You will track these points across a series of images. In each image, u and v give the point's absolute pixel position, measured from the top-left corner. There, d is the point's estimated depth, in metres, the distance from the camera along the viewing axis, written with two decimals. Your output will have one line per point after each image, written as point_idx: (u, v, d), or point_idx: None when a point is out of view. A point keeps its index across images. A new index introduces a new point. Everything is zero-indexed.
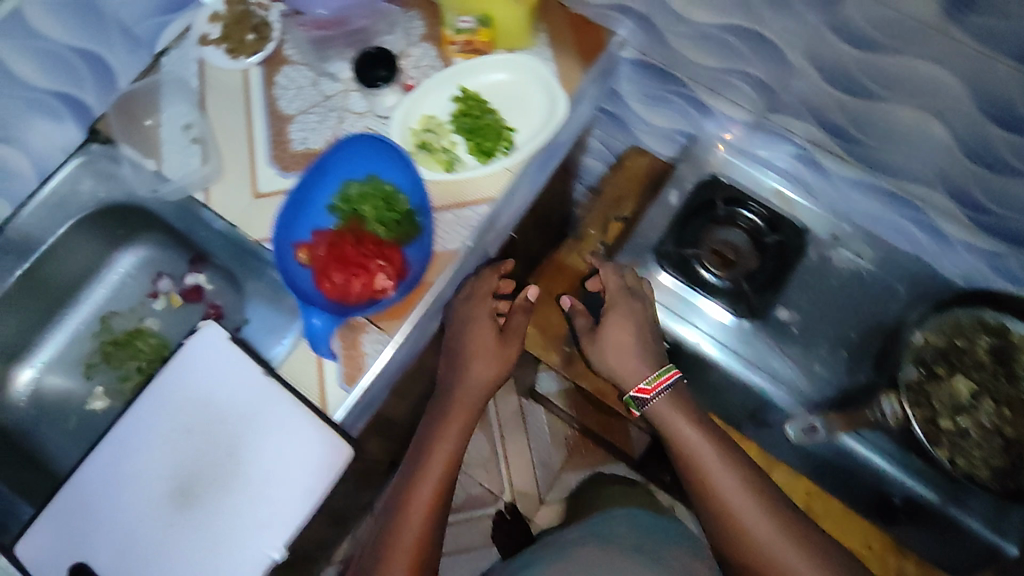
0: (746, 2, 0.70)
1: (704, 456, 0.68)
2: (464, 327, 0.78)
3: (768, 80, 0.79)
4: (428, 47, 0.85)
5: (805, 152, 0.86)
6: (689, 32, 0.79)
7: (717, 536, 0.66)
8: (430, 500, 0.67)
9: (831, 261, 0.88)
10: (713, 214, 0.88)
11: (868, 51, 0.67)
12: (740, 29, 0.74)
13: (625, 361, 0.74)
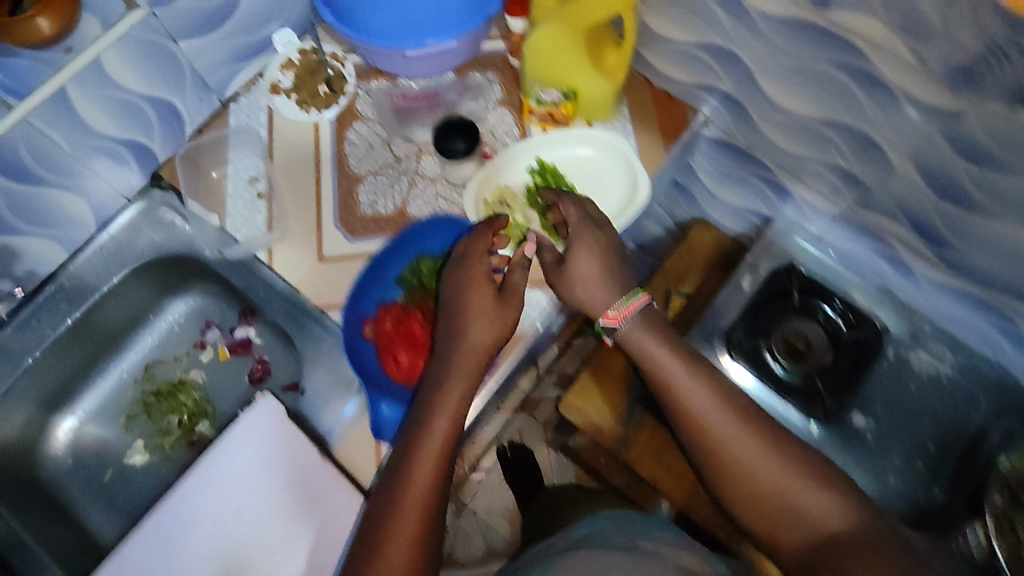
0: (855, 103, 0.66)
1: (696, 403, 0.61)
2: (460, 290, 0.64)
3: (862, 177, 0.75)
4: (506, 112, 0.83)
5: (891, 249, 0.81)
6: (782, 120, 0.75)
7: (705, 468, 0.61)
8: (439, 450, 0.58)
9: (911, 364, 0.83)
10: (789, 304, 0.86)
11: (983, 164, 0.62)
12: (841, 125, 0.69)
13: (593, 292, 0.66)
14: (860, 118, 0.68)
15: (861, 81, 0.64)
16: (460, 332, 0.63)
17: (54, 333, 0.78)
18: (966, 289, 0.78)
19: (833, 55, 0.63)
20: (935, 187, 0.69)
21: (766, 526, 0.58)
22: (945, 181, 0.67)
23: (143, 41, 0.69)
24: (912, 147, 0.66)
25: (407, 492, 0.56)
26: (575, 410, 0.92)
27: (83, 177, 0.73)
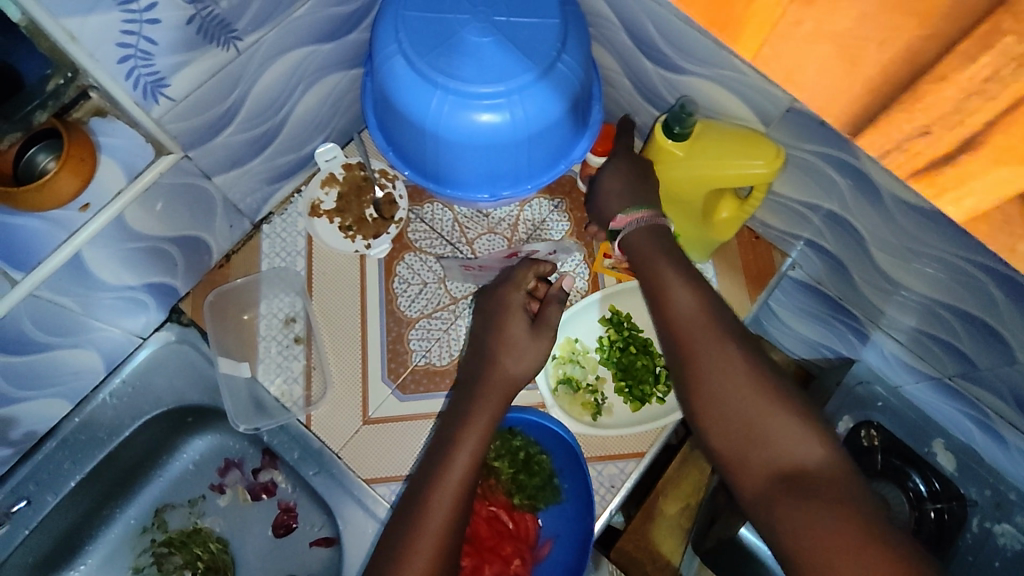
0: (988, 297, 0.59)
1: (681, 300, 0.56)
2: (495, 318, 0.65)
3: (969, 352, 0.69)
4: (577, 248, 0.75)
5: (984, 419, 0.75)
6: (888, 286, 0.69)
7: (687, 400, 0.54)
8: (463, 484, 0.56)
9: (995, 536, 0.78)
10: (871, 465, 0.82)
11: None
12: (963, 309, 0.64)
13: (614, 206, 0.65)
14: (989, 309, 0.61)
15: (1001, 280, 0.57)
16: (495, 356, 0.62)
17: (55, 497, 0.68)
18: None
19: (970, 251, 0.56)
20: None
21: (744, 457, 0.51)
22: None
23: (172, 187, 0.60)
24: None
25: (428, 518, 0.54)
26: (626, 557, 0.83)
27: (94, 326, 0.64)
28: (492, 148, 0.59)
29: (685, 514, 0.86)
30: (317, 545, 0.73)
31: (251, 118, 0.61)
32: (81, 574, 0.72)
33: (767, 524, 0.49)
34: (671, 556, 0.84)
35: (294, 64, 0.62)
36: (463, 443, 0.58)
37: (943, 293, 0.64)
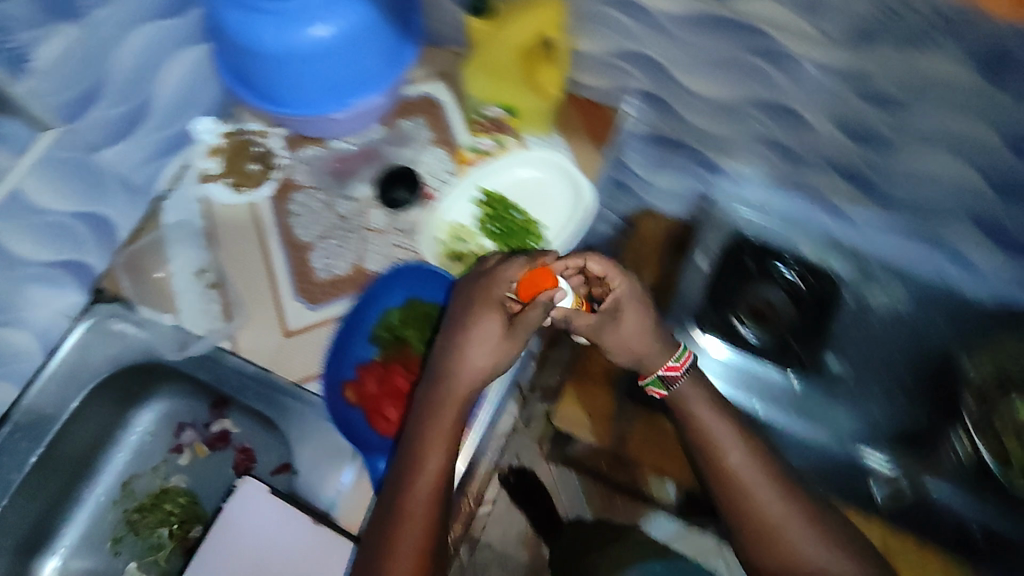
0: (767, 79, 0.72)
1: (772, 509, 0.64)
2: (474, 317, 0.64)
3: (784, 141, 0.80)
4: (441, 151, 0.84)
5: (825, 200, 0.86)
6: (706, 106, 0.81)
7: (742, 533, 0.66)
8: (429, 502, 0.61)
9: (870, 304, 0.88)
10: (747, 272, 0.92)
11: (891, 110, 0.67)
12: (762, 101, 0.75)
13: (636, 344, 0.67)
14: (774, 89, 0.73)
15: (762, 53, 0.68)
16: (455, 361, 0.63)
17: (18, 475, 0.74)
18: (897, 217, 0.83)
19: (732, 38, 0.68)
20: (854, 137, 0.73)
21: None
22: (862, 129, 0.72)
23: (60, 160, 0.68)
24: (823, 105, 0.71)
25: (403, 534, 0.60)
26: (569, 422, 0.92)
27: (20, 307, 0.72)
28: (326, 59, 0.69)
29: (611, 369, 0.93)
30: (279, 472, 0.77)
31: (114, 94, 0.70)
32: (65, 550, 0.78)
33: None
34: (608, 408, 0.92)
35: (143, 39, 0.70)
36: (431, 460, 0.62)
37: (739, 93, 0.76)
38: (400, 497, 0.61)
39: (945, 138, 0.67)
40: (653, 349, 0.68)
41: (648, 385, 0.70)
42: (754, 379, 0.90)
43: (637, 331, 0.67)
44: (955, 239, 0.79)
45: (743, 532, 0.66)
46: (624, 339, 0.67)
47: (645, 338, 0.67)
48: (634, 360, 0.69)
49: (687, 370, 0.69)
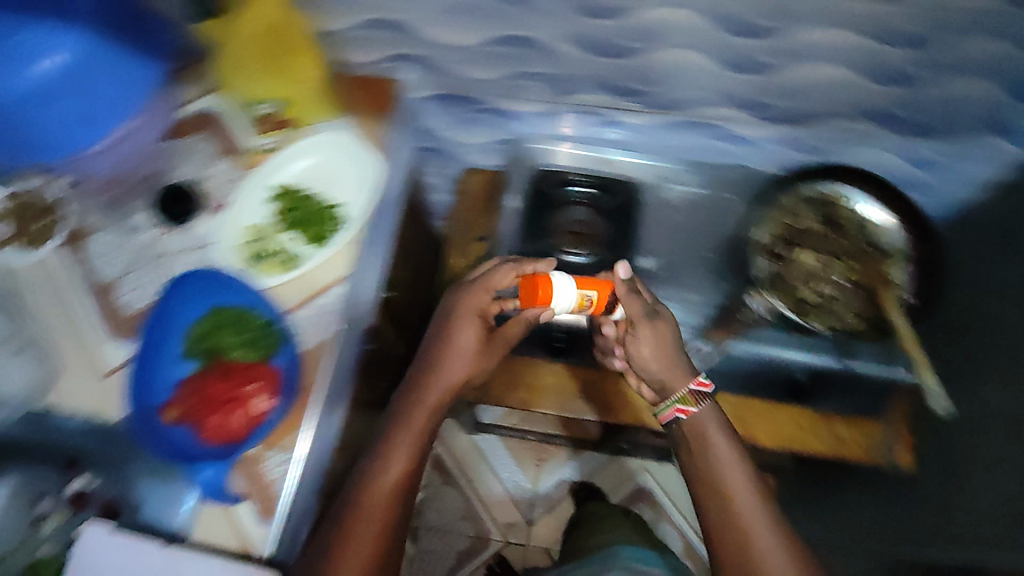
0: (506, 15, 0.74)
1: (735, 482, 0.68)
2: (467, 308, 0.79)
3: (550, 71, 0.83)
4: (230, 161, 0.84)
5: (605, 117, 0.92)
6: (467, 56, 0.83)
7: (713, 526, 0.68)
8: (391, 495, 0.68)
9: (668, 199, 0.96)
10: (548, 201, 0.93)
11: (614, 18, 0.72)
12: (510, 38, 0.78)
13: (664, 362, 0.76)
14: (514, 24, 0.76)
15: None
16: (440, 365, 0.76)
17: None
18: (674, 119, 0.90)
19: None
20: (596, 52, 0.78)
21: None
22: (597, 42, 0.77)
23: None
24: (559, 30, 0.75)
25: (362, 525, 0.66)
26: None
27: None
28: (55, 92, 0.74)
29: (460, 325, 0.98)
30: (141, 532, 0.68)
31: None
32: None
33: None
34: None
35: None
36: (387, 468, 0.69)
37: (487, 35, 0.79)
38: (360, 490, 0.68)
39: (662, 31, 0.74)
40: (652, 362, 0.75)
41: (673, 407, 0.74)
42: None
43: (664, 338, 0.77)
44: (724, 119, 0.89)
45: (699, 484, 0.70)
46: (660, 342, 0.76)
47: (669, 356, 0.76)
48: (665, 373, 0.75)
49: (711, 393, 0.74)
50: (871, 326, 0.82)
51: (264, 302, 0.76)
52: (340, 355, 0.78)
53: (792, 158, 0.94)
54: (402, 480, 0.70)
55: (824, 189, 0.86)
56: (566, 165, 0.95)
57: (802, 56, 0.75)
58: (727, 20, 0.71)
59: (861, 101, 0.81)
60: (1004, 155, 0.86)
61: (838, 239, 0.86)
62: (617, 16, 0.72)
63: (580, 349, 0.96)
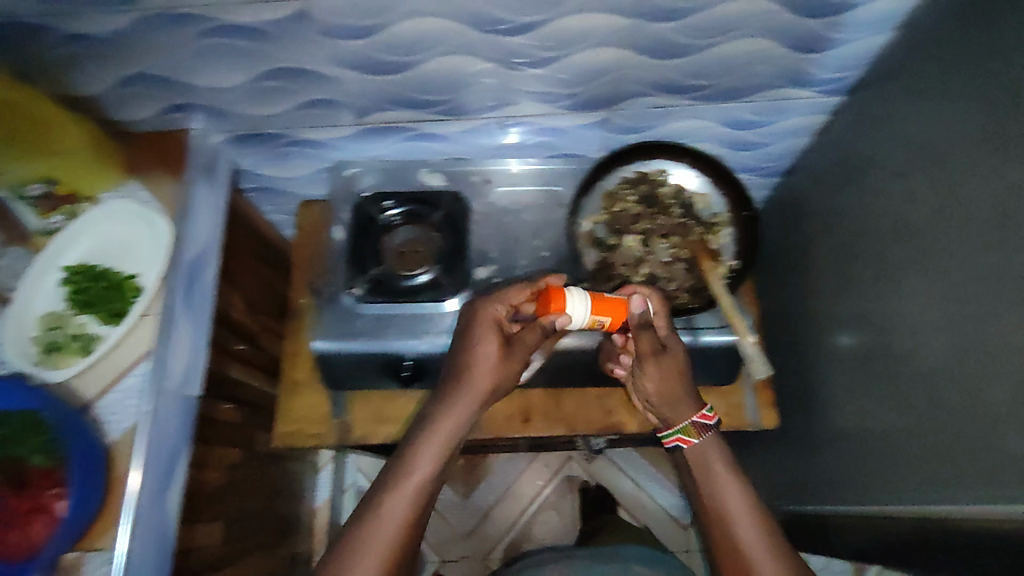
0: (260, 51, 0.70)
1: (734, 506, 0.71)
2: (485, 329, 0.71)
3: (331, 96, 0.79)
4: (17, 250, 0.78)
5: (412, 131, 0.88)
6: (241, 94, 0.78)
7: (706, 528, 0.72)
8: (390, 540, 0.65)
9: (495, 203, 0.93)
10: (374, 229, 0.90)
11: (366, 37, 0.68)
12: (275, 71, 0.74)
13: (673, 396, 0.76)
14: (271, 58, 0.72)
15: (230, 32, 0.67)
16: (461, 373, 0.71)
17: None
18: (478, 119, 0.87)
19: (188, 29, 0.67)
20: (374, 71, 0.74)
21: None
22: (369, 62, 0.73)
23: None
24: (326, 57, 0.71)
25: (357, 561, 0.64)
26: (289, 437, 0.95)
27: None
28: None
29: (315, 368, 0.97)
30: None
31: None
32: None
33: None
34: (322, 408, 0.96)
35: None
36: (392, 516, 0.66)
37: (250, 72, 0.74)
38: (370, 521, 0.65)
39: (433, 39, 0.69)
40: (659, 395, 0.77)
41: (675, 435, 0.77)
42: (423, 322, 0.87)
43: (677, 368, 0.76)
44: (530, 113, 0.87)
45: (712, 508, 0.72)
46: (667, 371, 0.76)
47: (678, 382, 0.77)
48: (664, 401, 0.78)
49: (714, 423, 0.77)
50: (700, 298, 0.82)
51: (50, 403, 0.71)
52: (160, 433, 0.78)
53: (616, 140, 0.93)
54: (410, 518, 0.66)
55: (637, 168, 0.87)
56: (375, 185, 0.93)
57: (587, 44, 0.71)
58: (478, 21, 0.67)
59: (659, 77, 0.78)
60: (821, 103, 0.86)
61: (658, 214, 0.86)
62: (375, 34, 0.68)
63: (428, 376, 0.91)
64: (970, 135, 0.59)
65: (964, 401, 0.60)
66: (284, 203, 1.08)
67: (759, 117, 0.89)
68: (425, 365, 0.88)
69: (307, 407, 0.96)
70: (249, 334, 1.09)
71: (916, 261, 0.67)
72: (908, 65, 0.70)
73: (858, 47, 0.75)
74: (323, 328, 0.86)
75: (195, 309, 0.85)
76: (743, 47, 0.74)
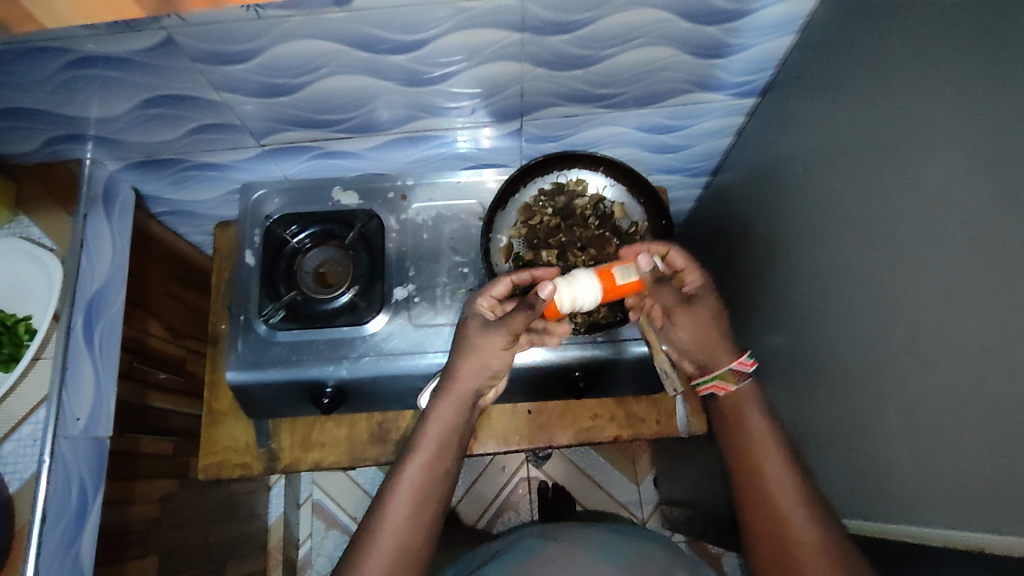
0: (134, 80, 0.67)
1: (776, 477, 0.62)
2: (487, 348, 0.68)
3: (223, 120, 0.76)
4: None
5: (319, 149, 0.85)
6: (128, 123, 0.75)
7: (744, 501, 0.63)
8: (405, 529, 0.61)
9: (409, 221, 0.91)
10: (288, 251, 0.89)
11: (244, 61, 0.65)
12: (157, 98, 0.70)
13: (707, 342, 0.71)
14: (149, 86, 0.68)
15: (99, 63, 0.64)
16: (456, 368, 0.68)
17: None
18: (393, 135, 0.83)
19: (51, 61, 0.63)
20: (264, 94, 0.71)
21: (775, 558, 0.60)
22: (256, 86, 0.69)
23: None
24: (208, 82, 0.68)
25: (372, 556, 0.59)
26: (215, 467, 0.93)
27: None
28: None
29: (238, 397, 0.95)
30: None
31: None
32: None
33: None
34: (248, 437, 0.94)
35: None
36: (408, 485, 0.63)
37: (131, 101, 0.70)
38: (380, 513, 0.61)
39: (320, 62, 0.66)
40: (689, 341, 0.72)
41: (710, 382, 0.70)
42: (340, 347, 0.84)
43: (712, 322, 0.71)
44: (446, 128, 0.83)
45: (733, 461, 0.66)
46: (694, 329, 0.71)
47: (714, 335, 0.71)
48: (698, 357, 0.72)
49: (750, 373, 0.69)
50: (618, 311, 0.81)
51: None
52: (64, 481, 0.75)
53: (533, 149, 0.91)
54: (424, 511, 0.62)
55: (553, 179, 0.87)
56: (283, 207, 0.92)
57: (484, 59, 0.69)
58: (359, 42, 0.63)
59: (568, 88, 0.76)
60: (736, 105, 0.85)
61: (575, 226, 0.86)
62: (256, 59, 0.65)
63: (351, 399, 0.89)
64: (863, 152, 0.61)
65: (878, 402, 0.59)
66: (201, 225, 1.04)
67: (674, 121, 0.87)
68: (346, 389, 0.86)
69: (232, 437, 0.94)
70: (172, 361, 1.05)
71: (834, 262, 0.66)
72: (815, 71, 0.69)
73: (765, 51, 0.74)
74: (236, 357, 0.84)
75: (100, 355, 0.83)
76: (646, 57, 0.72)
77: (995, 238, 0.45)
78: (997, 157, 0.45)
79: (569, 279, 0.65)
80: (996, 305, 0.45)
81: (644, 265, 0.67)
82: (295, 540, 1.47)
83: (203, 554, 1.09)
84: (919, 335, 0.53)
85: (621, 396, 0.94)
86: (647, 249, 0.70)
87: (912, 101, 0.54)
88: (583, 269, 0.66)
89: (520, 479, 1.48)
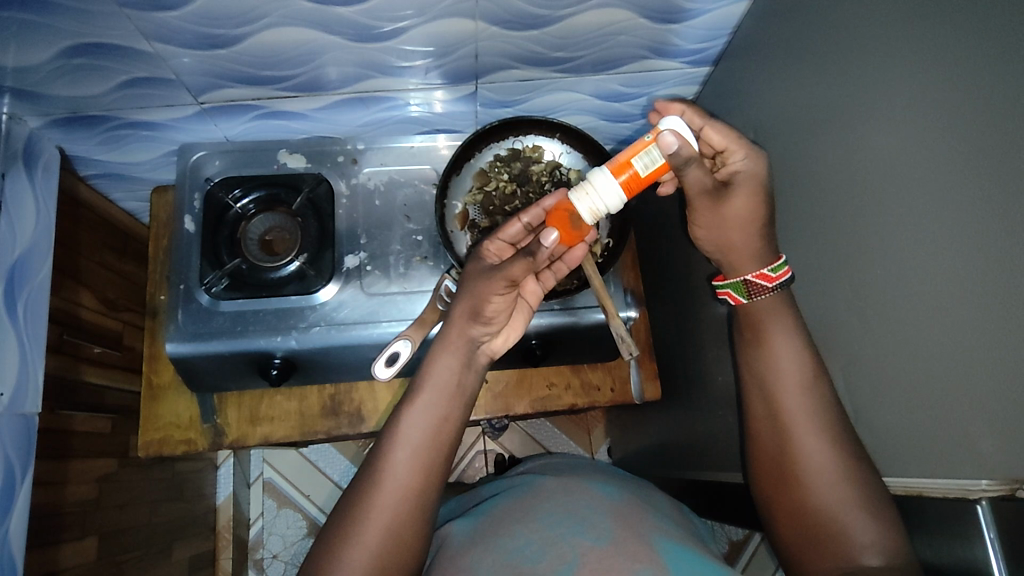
0: (52, 25, 0.61)
1: (785, 373, 0.65)
2: (485, 296, 0.65)
3: (157, 74, 0.71)
4: None
5: (263, 108, 0.81)
6: (49, 75, 0.69)
7: (757, 406, 0.68)
8: (409, 481, 0.64)
9: (359, 187, 0.88)
10: (232, 217, 0.85)
11: (174, 7, 0.60)
12: (81, 47, 0.65)
13: (736, 236, 0.66)
14: (71, 34, 0.63)
15: (14, 6, 0.58)
16: (455, 320, 0.67)
17: None
18: (343, 95, 0.80)
19: None
20: (201, 46, 0.67)
21: (772, 465, 0.66)
22: (191, 36, 0.65)
23: None
24: (137, 30, 0.63)
25: (377, 508, 0.62)
26: (156, 444, 0.89)
27: None
28: None
29: (177, 372, 0.90)
30: None
31: None
32: None
33: (797, 560, 0.64)
34: (192, 412, 0.90)
35: None
36: (407, 441, 0.65)
37: (51, 50, 0.65)
38: (380, 467, 0.64)
39: (260, 12, 0.62)
40: (712, 233, 0.67)
41: (727, 289, 0.70)
42: (289, 317, 0.81)
43: (742, 217, 0.65)
44: (398, 89, 0.80)
45: (751, 378, 0.69)
46: (718, 222, 0.66)
47: (744, 230, 0.65)
48: (721, 251, 0.68)
49: (777, 287, 0.65)
50: (576, 279, 0.83)
51: None
52: None
53: (488, 114, 0.89)
54: (427, 462, 0.65)
55: (510, 145, 0.85)
56: (224, 170, 0.87)
57: (437, 16, 0.66)
58: None
59: (524, 51, 0.74)
60: (690, 73, 0.86)
61: (530, 192, 0.85)
62: (190, 5, 0.60)
63: (299, 371, 0.86)
64: (808, 123, 0.62)
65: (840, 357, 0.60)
66: (136, 190, 0.98)
67: (629, 89, 0.87)
68: (294, 361, 0.83)
69: (174, 412, 0.90)
70: (108, 335, 1.00)
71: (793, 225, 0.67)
72: (765, 38, 0.69)
73: (719, 19, 0.74)
74: (177, 329, 0.80)
75: (26, 326, 0.77)
76: (602, 20, 0.71)
77: (927, 210, 0.47)
78: (933, 128, 0.46)
79: (585, 188, 0.61)
80: (929, 273, 0.47)
81: (669, 145, 0.58)
82: (245, 519, 1.43)
83: (148, 535, 1.05)
84: (863, 299, 0.56)
85: (576, 364, 0.94)
86: (682, 115, 0.66)
87: (853, 69, 0.55)
88: (599, 167, 0.60)
89: (477, 452, 1.48)
